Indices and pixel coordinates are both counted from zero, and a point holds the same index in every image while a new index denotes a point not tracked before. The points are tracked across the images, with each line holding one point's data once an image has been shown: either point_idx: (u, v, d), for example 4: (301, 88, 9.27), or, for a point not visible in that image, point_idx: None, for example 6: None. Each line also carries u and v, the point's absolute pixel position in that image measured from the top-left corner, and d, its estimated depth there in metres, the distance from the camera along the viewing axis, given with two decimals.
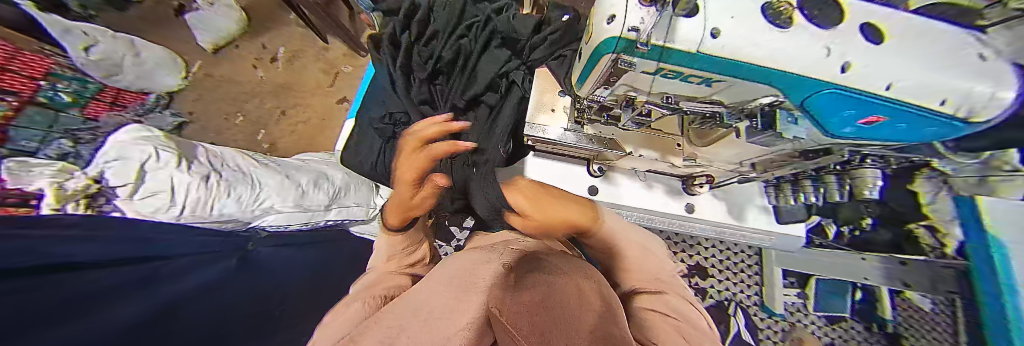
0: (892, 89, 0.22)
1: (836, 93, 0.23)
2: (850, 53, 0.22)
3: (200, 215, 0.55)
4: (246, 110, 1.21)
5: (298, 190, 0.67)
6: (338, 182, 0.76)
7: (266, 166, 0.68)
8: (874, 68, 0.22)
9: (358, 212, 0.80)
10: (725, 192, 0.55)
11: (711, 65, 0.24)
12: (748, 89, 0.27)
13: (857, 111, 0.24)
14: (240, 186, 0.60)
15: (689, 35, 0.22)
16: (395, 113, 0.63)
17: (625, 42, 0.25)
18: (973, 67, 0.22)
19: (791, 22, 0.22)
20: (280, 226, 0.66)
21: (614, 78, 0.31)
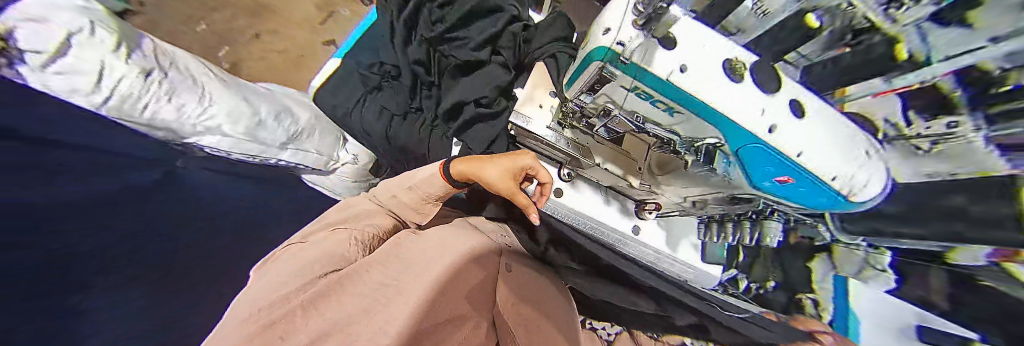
0: (800, 156, 0.26)
1: (761, 148, 0.27)
2: (777, 119, 0.27)
3: (127, 114, 0.46)
4: (212, 20, 1.06)
5: (256, 119, 0.61)
6: (302, 123, 0.71)
7: (224, 83, 0.61)
8: (788, 135, 0.26)
9: (314, 159, 0.75)
10: (667, 222, 0.60)
11: (674, 94, 0.28)
12: (698, 125, 0.31)
13: (774, 167, 0.28)
14: (185, 95, 0.53)
15: (663, 66, 0.27)
16: (387, 66, 0.64)
17: (612, 52, 0.29)
18: (860, 161, 0.26)
19: (741, 79, 0.28)
20: (222, 152, 0.59)
21: (601, 87, 0.36)
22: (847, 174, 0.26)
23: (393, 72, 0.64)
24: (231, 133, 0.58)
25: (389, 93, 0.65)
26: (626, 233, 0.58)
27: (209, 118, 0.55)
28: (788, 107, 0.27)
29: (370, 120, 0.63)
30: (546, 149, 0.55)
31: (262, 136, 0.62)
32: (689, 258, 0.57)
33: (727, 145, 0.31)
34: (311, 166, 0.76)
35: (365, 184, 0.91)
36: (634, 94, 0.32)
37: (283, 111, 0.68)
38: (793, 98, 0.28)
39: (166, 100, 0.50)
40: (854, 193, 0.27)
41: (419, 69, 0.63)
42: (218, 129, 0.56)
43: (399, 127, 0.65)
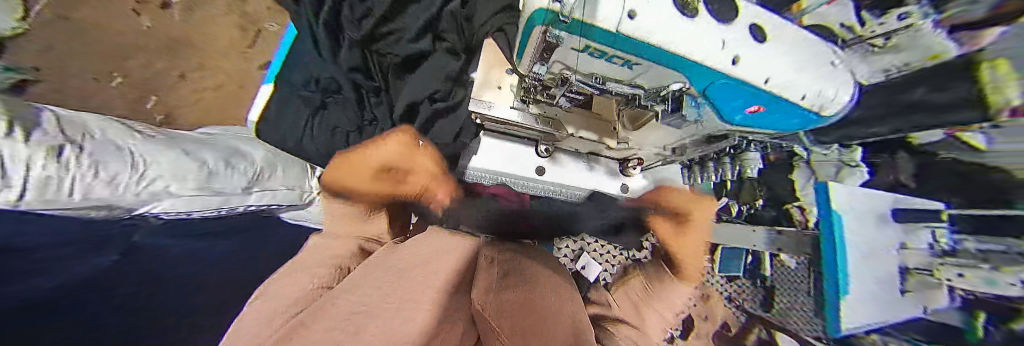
0: (769, 83, 0.26)
1: (728, 84, 0.27)
2: (738, 49, 0.25)
3: (55, 200, 0.40)
4: (127, 70, 0.94)
5: (205, 170, 0.57)
6: (258, 162, 0.68)
7: (154, 141, 0.55)
8: (754, 62, 0.26)
9: (287, 196, 0.73)
10: (653, 173, 0.68)
11: (629, 47, 0.26)
12: (660, 74, 0.30)
13: (746, 99, 0.28)
14: (114, 163, 0.46)
15: (610, 15, 0.23)
16: (323, 80, 0.61)
17: (551, 13, 0.27)
18: (826, 73, 0.27)
19: (695, 12, 0.25)
20: (180, 213, 0.55)
21: (551, 54, 0.32)
22: (813, 91, 0.27)
23: (333, 87, 0.62)
24: (183, 193, 0.53)
25: (335, 110, 0.63)
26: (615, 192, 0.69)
27: (151, 183, 0.50)
28: (745, 34, 0.26)
29: (324, 141, 0.62)
30: (517, 129, 0.52)
31: (219, 186, 0.59)
32: None
33: (694, 86, 0.30)
34: (285, 204, 0.73)
35: None
36: (587, 54, 0.30)
37: (230, 155, 0.64)
38: (753, 22, 0.26)
39: (94, 175, 0.43)
40: (827, 108, 0.28)
41: (360, 76, 0.63)
42: (165, 191, 0.51)
43: (357, 144, 0.63)
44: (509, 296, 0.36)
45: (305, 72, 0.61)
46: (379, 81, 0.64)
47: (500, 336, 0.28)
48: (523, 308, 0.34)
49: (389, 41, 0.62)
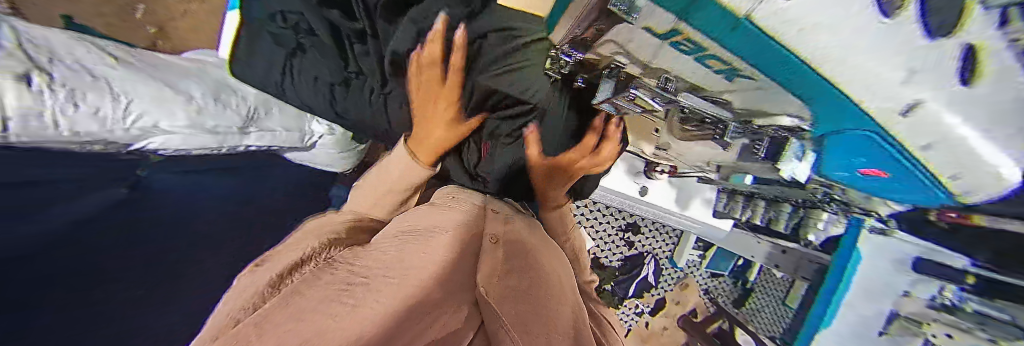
0: (925, 150, 0.22)
1: (872, 135, 0.24)
2: (940, 94, 0.18)
3: (45, 134, 0.37)
4: None
5: (194, 106, 0.54)
6: (249, 99, 0.64)
7: (135, 68, 0.50)
8: (941, 115, 0.19)
9: (286, 138, 0.70)
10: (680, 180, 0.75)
11: (748, 41, 0.18)
12: (775, 95, 0.26)
13: (872, 158, 0.26)
14: (92, 94, 0.42)
15: None
16: (291, 16, 0.55)
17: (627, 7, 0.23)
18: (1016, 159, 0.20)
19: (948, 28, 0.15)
20: (181, 151, 0.56)
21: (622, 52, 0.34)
22: (976, 179, 0.23)
23: (304, 26, 0.56)
24: (176, 130, 0.52)
25: (314, 58, 0.59)
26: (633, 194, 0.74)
27: (138, 118, 0.47)
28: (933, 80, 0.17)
29: (309, 95, 0.62)
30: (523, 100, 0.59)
31: (212, 124, 0.56)
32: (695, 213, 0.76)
33: (814, 126, 0.28)
34: (285, 146, 0.72)
35: (355, 154, 0.88)
36: (671, 40, 0.25)
37: (219, 89, 0.60)
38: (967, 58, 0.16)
39: (75, 108, 0.40)
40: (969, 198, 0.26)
41: (336, 14, 0.55)
42: (156, 127, 0.49)
43: (345, 100, 0.63)
44: (514, 282, 0.36)
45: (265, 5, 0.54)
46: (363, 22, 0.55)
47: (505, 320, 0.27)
48: (529, 294, 0.35)
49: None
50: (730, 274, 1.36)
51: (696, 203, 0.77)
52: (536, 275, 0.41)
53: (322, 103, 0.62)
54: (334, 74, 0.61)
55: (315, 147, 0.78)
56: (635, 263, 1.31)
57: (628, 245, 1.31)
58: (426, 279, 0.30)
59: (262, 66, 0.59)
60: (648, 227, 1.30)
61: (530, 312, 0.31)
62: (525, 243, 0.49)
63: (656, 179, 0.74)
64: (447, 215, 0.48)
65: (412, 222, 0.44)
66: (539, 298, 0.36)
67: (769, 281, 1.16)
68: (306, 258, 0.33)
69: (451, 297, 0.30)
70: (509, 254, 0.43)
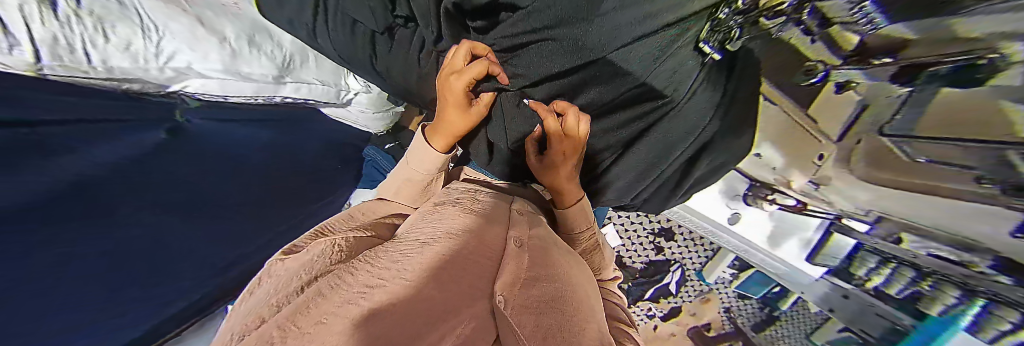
0: None
1: None
2: None
3: (80, 68, 0.34)
4: None
5: (229, 49, 0.48)
6: (286, 45, 0.57)
7: None
8: None
9: (320, 93, 0.66)
10: (784, 217, 0.57)
11: None
12: None
13: None
14: (120, 27, 0.37)
15: None
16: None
17: None
18: None
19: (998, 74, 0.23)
20: (217, 97, 0.52)
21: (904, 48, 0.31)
22: None
23: None
24: (211, 74, 0.48)
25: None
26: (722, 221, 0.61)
27: (172, 57, 0.43)
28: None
29: (344, 43, 0.53)
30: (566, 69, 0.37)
31: (247, 71, 0.52)
32: (787, 256, 0.58)
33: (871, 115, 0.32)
34: (320, 101, 0.68)
35: (391, 115, 0.84)
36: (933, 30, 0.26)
37: (254, 28, 0.53)
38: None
39: (106, 40, 0.36)
40: None
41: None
42: (191, 69, 0.45)
43: (387, 55, 0.54)
44: (539, 292, 0.29)
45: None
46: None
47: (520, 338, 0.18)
48: (551, 312, 0.28)
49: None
50: (758, 299, 1.20)
51: (791, 243, 0.57)
52: (556, 288, 0.34)
53: (362, 56, 0.54)
54: (378, 20, 0.49)
55: (351, 104, 0.74)
56: (659, 269, 1.25)
57: (657, 250, 1.23)
58: (437, 275, 0.23)
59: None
60: (684, 236, 1.20)
61: (559, 338, 0.23)
62: (546, 246, 0.41)
63: (759, 207, 0.57)
64: (459, 211, 0.39)
65: (431, 214, 0.38)
66: (565, 321, 0.28)
67: (807, 315, 1.06)
68: (317, 257, 0.26)
69: (466, 299, 0.22)
70: (535, 261, 0.35)
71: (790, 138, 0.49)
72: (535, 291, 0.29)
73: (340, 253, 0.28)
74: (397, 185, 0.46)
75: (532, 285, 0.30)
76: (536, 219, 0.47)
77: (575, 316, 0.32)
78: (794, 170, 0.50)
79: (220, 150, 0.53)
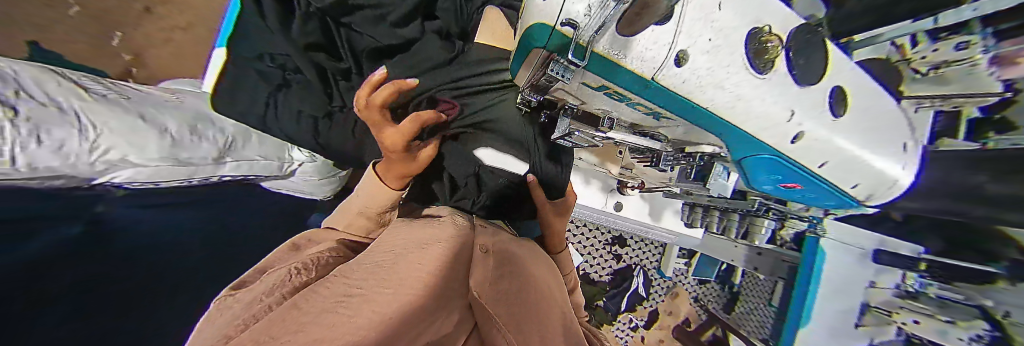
0: (799, 137, 0.26)
1: (725, 124, 0.25)
2: (684, 43, 0.21)
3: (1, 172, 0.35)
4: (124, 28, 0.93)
5: (168, 139, 0.54)
6: (227, 130, 0.65)
7: (105, 100, 0.49)
8: (697, 66, 0.22)
9: (264, 167, 0.71)
10: (648, 195, 0.80)
11: (666, 98, 0.23)
12: (695, 132, 0.30)
13: (782, 175, 0.29)
14: (57, 129, 0.40)
15: (642, 55, 0.21)
16: (280, 57, 0.61)
17: (560, 37, 0.22)
18: (866, 170, 0.29)
19: (770, 67, 0.24)
20: (150, 183, 0.55)
21: (553, 81, 0.28)
22: (864, 180, 0.30)
23: (292, 65, 0.63)
24: (146, 163, 0.51)
25: (298, 94, 0.63)
26: (607, 206, 0.78)
27: (106, 151, 0.45)
28: (816, 106, 0.26)
29: (292, 126, 0.62)
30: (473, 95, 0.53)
31: (185, 156, 0.56)
32: (669, 223, 0.83)
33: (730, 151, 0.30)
34: (262, 175, 0.72)
35: (337, 182, 0.89)
36: (602, 91, 0.27)
37: (196, 120, 0.61)
38: (839, 85, 0.27)
39: (37, 143, 0.38)
40: (868, 199, 0.32)
41: (322, 56, 0.61)
42: (124, 161, 0.48)
43: (329, 131, 0.64)
44: (504, 286, 0.33)
45: (254, 46, 0.60)
46: (349, 63, 0.62)
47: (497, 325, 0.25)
48: (520, 301, 0.32)
49: (365, 17, 0.59)
50: (716, 280, 1.30)
51: (668, 213, 0.82)
52: (527, 279, 0.40)
53: (306, 133, 0.63)
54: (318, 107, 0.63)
55: (293, 175, 0.78)
56: (624, 277, 1.31)
57: (616, 259, 1.33)
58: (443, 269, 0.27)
59: (250, 100, 0.60)
60: (633, 239, 1.33)
61: (525, 324, 0.28)
62: (519, 251, 0.49)
63: (628, 194, 0.78)
64: (430, 224, 0.42)
65: (408, 230, 0.41)
66: (533, 314, 0.32)
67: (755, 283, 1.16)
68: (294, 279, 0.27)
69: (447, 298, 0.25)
70: (499, 263, 0.38)
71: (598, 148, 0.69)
72: (511, 282, 0.36)
73: (303, 277, 0.27)
74: (349, 218, 0.49)
75: (509, 280, 0.36)
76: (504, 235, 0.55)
77: (547, 299, 0.39)
78: (587, 165, 0.73)
79: (128, 232, 0.53)
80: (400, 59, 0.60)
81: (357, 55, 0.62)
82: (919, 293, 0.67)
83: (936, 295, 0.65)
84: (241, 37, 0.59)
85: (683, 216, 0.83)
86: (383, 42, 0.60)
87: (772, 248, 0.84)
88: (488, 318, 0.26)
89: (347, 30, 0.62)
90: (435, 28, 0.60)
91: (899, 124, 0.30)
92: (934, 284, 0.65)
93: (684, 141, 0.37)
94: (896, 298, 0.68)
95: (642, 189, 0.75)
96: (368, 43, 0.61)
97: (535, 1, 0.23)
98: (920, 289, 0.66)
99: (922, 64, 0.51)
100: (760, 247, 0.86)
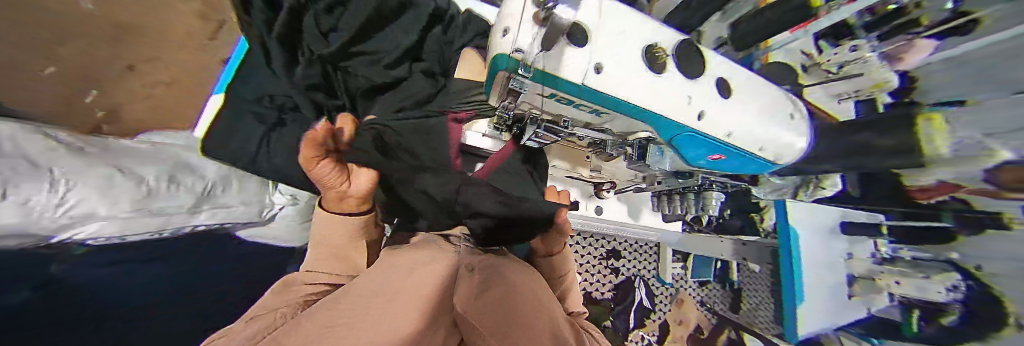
0: (704, 117, 0.32)
1: (653, 114, 0.30)
2: (600, 55, 0.27)
3: None
4: None
5: (144, 190, 0.54)
6: (207, 175, 0.67)
7: (72, 151, 0.47)
8: (614, 70, 0.28)
9: (240, 213, 0.72)
10: (627, 197, 0.85)
11: (598, 98, 0.29)
12: (626, 122, 0.36)
13: (705, 148, 0.35)
14: (26, 184, 0.37)
15: (574, 67, 0.26)
16: (279, 97, 0.67)
17: (514, 61, 0.27)
18: (766, 137, 0.35)
19: (665, 67, 0.30)
20: (113, 239, 0.50)
21: (516, 96, 0.34)
22: (768, 144, 0.36)
23: (289, 104, 0.68)
24: (113, 215, 0.48)
25: (290, 132, 0.65)
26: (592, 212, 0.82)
27: (72, 206, 0.43)
28: (707, 92, 0.32)
29: (281, 161, 0.62)
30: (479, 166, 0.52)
31: (157, 206, 0.55)
32: (651, 221, 0.87)
33: (661, 134, 0.36)
34: (239, 221, 0.72)
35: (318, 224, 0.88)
36: (555, 99, 0.33)
37: (174, 169, 0.62)
38: (720, 76, 0.34)
39: (6, 198, 0.34)
40: (780, 159, 0.38)
41: (320, 95, 0.66)
42: (93, 214, 0.45)
43: None
44: (486, 300, 0.32)
45: (257, 88, 0.65)
46: (344, 100, 0.68)
47: (481, 333, 0.28)
48: (512, 306, 0.33)
49: (361, 61, 0.66)
50: (715, 280, 1.30)
51: (648, 213, 0.87)
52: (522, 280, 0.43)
53: (295, 170, 0.63)
54: (311, 143, 0.65)
55: (273, 220, 0.80)
56: (626, 289, 1.29)
57: (615, 272, 1.32)
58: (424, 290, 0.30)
59: (238, 139, 0.59)
60: (628, 250, 1.35)
61: (512, 326, 0.29)
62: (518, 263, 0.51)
63: (606, 197, 0.83)
64: (417, 251, 0.42)
65: (394, 255, 0.41)
66: (521, 317, 0.32)
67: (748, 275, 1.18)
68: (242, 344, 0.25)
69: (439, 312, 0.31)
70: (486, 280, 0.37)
71: (569, 154, 0.74)
72: (506, 283, 0.39)
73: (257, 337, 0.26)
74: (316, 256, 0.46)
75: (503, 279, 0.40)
76: (502, 257, 0.49)
77: (542, 299, 0.41)
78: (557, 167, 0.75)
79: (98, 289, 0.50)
80: (392, 94, 0.67)
81: (352, 93, 0.69)
82: (896, 258, 0.71)
83: (911, 257, 0.68)
84: (237, 85, 0.63)
85: (662, 212, 0.88)
86: (376, 80, 0.67)
87: (755, 239, 0.88)
88: (475, 326, 0.29)
89: (342, 73, 0.68)
90: (421, 68, 0.69)
91: (785, 101, 0.38)
92: (905, 247, 0.70)
93: (625, 133, 0.43)
94: (876, 265, 0.74)
95: (618, 190, 0.81)
96: (363, 82, 0.67)
97: (496, 37, 0.29)
98: (896, 254, 0.71)
99: (830, 65, 0.62)
100: (743, 237, 0.91)
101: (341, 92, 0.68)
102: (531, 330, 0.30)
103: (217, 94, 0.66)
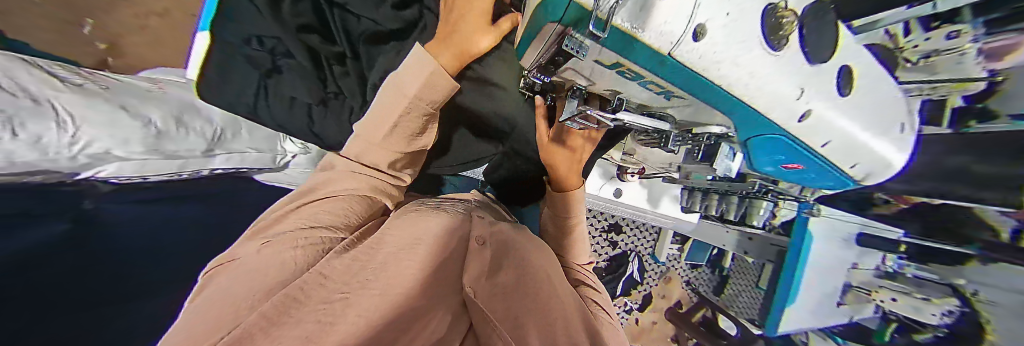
0: (807, 117, 0.26)
1: (739, 104, 0.25)
2: (708, 15, 0.19)
3: None
4: (98, 15, 0.88)
5: (153, 131, 0.52)
6: (213, 121, 0.62)
7: (81, 89, 0.47)
8: (719, 46, 0.21)
9: (257, 158, 0.70)
10: (648, 182, 0.82)
11: (680, 75, 0.23)
12: (700, 111, 0.30)
13: (787, 155, 0.30)
14: (31, 121, 0.38)
15: (670, 31, 0.19)
16: (270, 40, 0.59)
17: (579, 11, 0.20)
18: (866, 153, 0.30)
19: (783, 45, 0.23)
20: (134, 177, 0.54)
21: (566, 59, 0.27)
22: (864, 160, 0.31)
23: (281, 49, 0.60)
24: (130, 156, 0.49)
25: (292, 79, 0.61)
26: (608, 192, 0.80)
27: (87, 145, 0.44)
28: (825, 84, 0.26)
29: (284, 113, 0.61)
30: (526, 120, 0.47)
31: (171, 149, 0.54)
32: (668, 209, 0.85)
33: (737, 131, 0.31)
34: (255, 167, 0.71)
35: None
36: (615, 69, 0.27)
37: (181, 110, 0.58)
38: (849, 64, 0.27)
39: (12, 135, 0.36)
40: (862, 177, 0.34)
41: (316, 38, 0.61)
42: (108, 154, 0.46)
43: (325, 119, 0.64)
44: (504, 282, 0.30)
45: (240, 29, 0.57)
46: (344, 47, 0.63)
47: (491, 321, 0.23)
48: (523, 292, 0.30)
49: (364, 2, 0.60)
50: (708, 263, 1.33)
51: (666, 201, 0.84)
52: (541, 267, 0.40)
53: (300, 122, 0.63)
54: (313, 94, 0.62)
55: (288, 166, 0.77)
56: (620, 262, 1.34)
57: (613, 245, 1.35)
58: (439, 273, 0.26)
59: (235, 85, 0.57)
60: (629, 226, 1.36)
61: (528, 312, 0.27)
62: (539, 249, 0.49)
63: (628, 182, 0.80)
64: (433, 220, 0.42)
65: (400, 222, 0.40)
66: (534, 295, 0.31)
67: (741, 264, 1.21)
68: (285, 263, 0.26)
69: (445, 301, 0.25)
70: (498, 254, 0.37)
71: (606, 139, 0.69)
72: (521, 268, 0.35)
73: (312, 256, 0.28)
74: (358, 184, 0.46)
75: (519, 265, 0.36)
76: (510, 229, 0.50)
77: (560, 285, 0.38)
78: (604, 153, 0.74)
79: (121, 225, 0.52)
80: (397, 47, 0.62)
81: (354, 39, 0.63)
82: (897, 273, 0.69)
83: (913, 275, 0.67)
84: (228, 16, 0.56)
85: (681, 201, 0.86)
86: (381, 27, 0.62)
87: (762, 233, 0.85)
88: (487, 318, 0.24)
89: (340, 13, 0.62)
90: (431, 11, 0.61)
91: (898, 104, 0.31)
92: (912, 265, 0.67)
93: (691, 123, 0.38)
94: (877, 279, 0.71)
95: (643, 175, 0.78)
96: (369, 26, 0.62)
97: None
98: (899, 270, 0.69)
99: (913, 54, 0.46)
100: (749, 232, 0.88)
101: (342, 39, 0.62)
102: (547, 311, 0.28)
103: (201, 31, 0.58)
